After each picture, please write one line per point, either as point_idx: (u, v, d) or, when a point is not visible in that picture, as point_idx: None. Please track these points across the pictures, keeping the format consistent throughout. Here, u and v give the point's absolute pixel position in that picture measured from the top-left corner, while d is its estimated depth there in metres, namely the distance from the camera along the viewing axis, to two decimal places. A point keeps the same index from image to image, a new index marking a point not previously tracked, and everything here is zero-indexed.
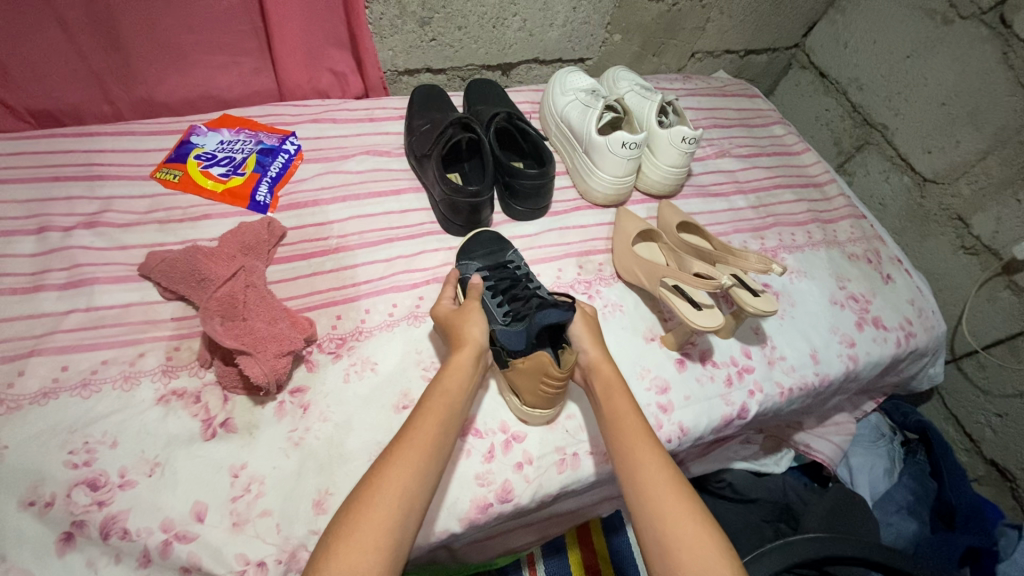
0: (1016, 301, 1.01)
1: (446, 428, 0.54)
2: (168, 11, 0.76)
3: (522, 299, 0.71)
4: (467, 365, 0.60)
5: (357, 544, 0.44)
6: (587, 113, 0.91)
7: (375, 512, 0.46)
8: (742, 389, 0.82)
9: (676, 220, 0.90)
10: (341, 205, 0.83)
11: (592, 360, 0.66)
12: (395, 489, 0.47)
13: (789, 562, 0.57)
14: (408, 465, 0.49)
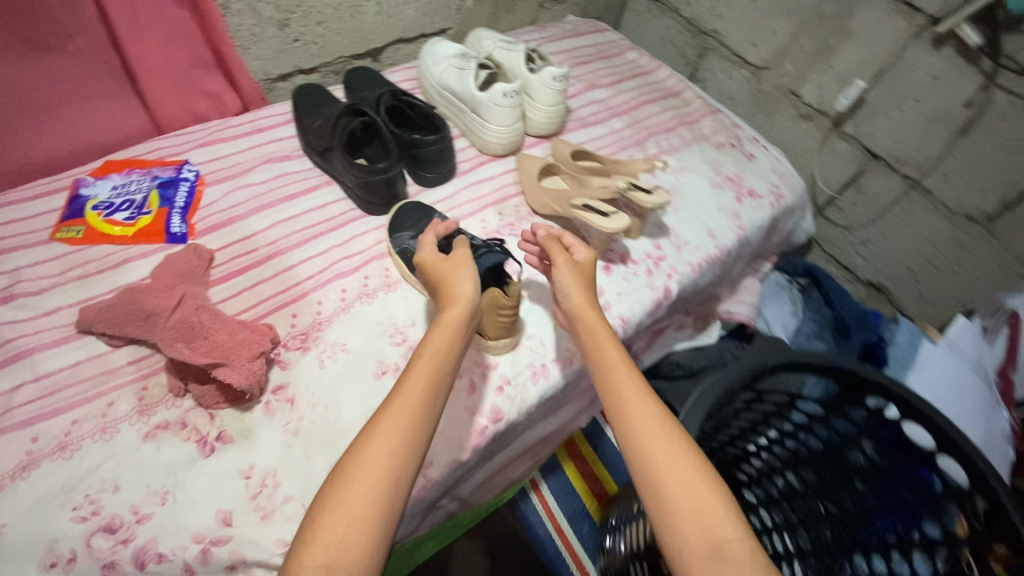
0: (852, 147, 1.22)
1: (432, 393, 0.55)
2: (15, 66, 0.73)
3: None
4: (452, 329, 0.60)
5: (337, 534, 0.45)
6: (464, 75, 0.98)
7: (360, 505, 0.47)
8: (662, 274, 0.95)
9: (569, 151, 1.01)
10: (260, 216, 0.85)
11: (576, 308, 0.66)
12: (380, 463, 0.49)
13: (725, 383, 0.74)
14: (390, 446, 0.50)
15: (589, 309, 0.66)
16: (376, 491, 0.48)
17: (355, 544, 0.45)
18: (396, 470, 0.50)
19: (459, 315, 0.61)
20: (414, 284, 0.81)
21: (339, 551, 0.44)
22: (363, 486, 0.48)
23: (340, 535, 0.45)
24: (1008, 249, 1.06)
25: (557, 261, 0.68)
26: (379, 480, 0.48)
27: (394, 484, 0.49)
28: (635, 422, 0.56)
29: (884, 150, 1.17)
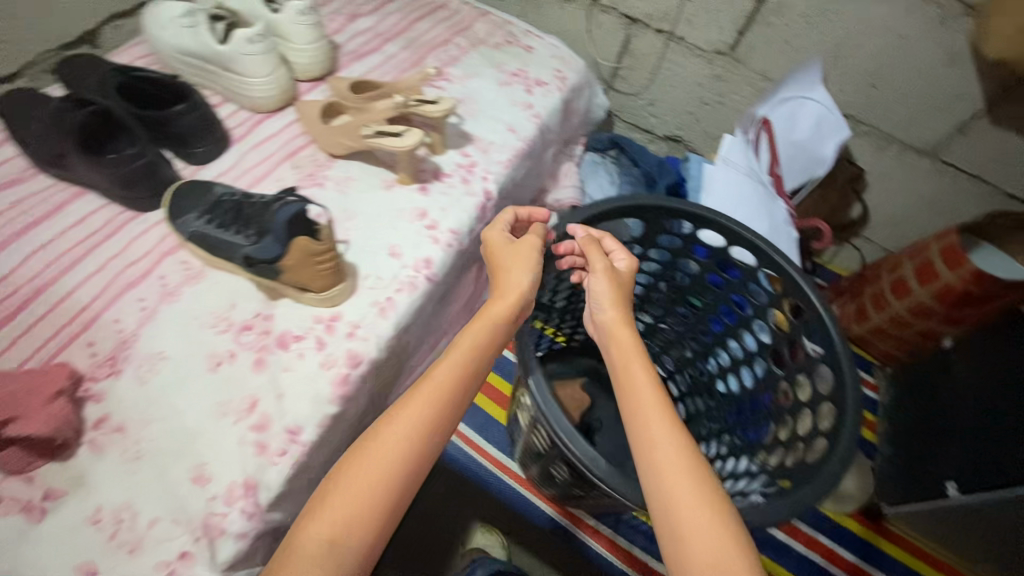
0: (612, 17, 1.31)
1: (455, 390, 0.60)
2: None
3: (250, 213, 0.73)
4: (479, 333, 0.63)
5: (343, 517, 0.52)
6: (198, 32, 0.88)
7: (361, 496, 0.53)
8: (478, 180, 0.97)
9: (345, 85, 0.96)
10: (4, 255, 0.72)
11: (609, 321, 0.69)
12: (392, 447, 0.55)
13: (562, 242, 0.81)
14: (412, 440, 0.56)
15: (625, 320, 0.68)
16: (387, 480, 0.54)
17: (355, 524, 0.52)
18: (410, 466, 0.55)
19: (489, 319, 0.64)
20: (221, 266, 0.75)
21: (343, 530, 0.51)
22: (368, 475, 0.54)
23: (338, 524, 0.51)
24: (754, 68, 1.23)
25: (595, 268, 0.71)
26: (386, 465, 0.54)
27: (409, 469, 0.55)
28: (656, 452, 0.57)
29: (638, 12, 1.27)
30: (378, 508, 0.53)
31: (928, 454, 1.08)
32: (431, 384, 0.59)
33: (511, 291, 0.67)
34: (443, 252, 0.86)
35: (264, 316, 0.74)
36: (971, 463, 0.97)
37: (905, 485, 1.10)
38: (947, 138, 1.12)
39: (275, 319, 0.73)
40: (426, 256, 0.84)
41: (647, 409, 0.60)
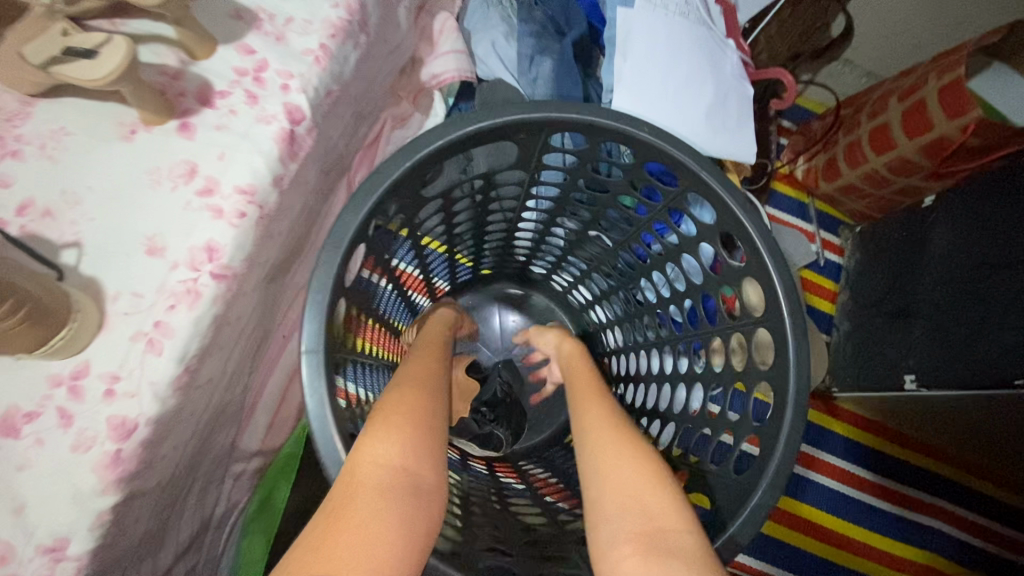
0: None
1: (442, 356, 0.66)
2: None
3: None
4: (442, 344, 0.69)
5: (402, 426, 0.50)
6: None
7: (415, 423, 0.51)
8: (273, 93, 0.64)
9: None
10: None
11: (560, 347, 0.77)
12: (424, 380, 0.58)
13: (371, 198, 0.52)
14: (427, 387, 0.57)
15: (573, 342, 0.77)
16: (428, 418, 0.53)
17: (419, 449, 0.50)
18: (440, 410, 0.55)
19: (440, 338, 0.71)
20: None
21: (409, 435, 0.49)
22: (406, 407, 0.52)
23: (407, 455, 0.48)
24: None
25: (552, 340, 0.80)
26: (425, 405, 0.54)
27: (437, 407, 0.55)
28: (589, 415, 0.59)
29: None
30: (433, 438, 0.52)
31: (890, 338, 0.96)
32: (422, 348, 0.66)
33: (442, 314, 0.78)
34: (231, 230, 0.59)
35: None
36: (939, 356, 0.85)
37: (860, 371, 1.00)
38: None
39: None
40: (209, 241, 0.58)
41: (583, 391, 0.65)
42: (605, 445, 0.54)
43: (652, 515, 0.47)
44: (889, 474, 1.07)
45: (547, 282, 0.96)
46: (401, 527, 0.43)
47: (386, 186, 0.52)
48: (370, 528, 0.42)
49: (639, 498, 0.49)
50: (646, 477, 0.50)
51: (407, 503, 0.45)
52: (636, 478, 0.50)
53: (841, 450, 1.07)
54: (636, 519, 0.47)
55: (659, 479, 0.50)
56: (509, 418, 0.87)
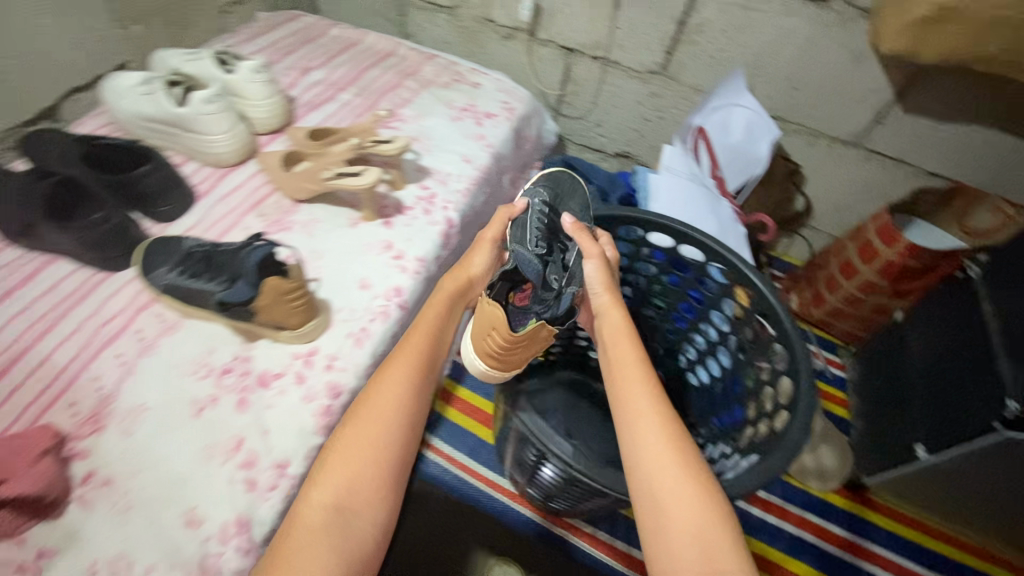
0: (551, 49, 1.40)
1: (425, 354, 0.69)
2: None
3: (226, 255, 0.76)
4: (417, 351, 0.69)
5: (346, 479, 0.60)
6: (157, 99, 0.92)
7: (364, 471, 0.60)
8: (439, 209, 1.01)
9: (303, 133, 1.01)
10: None
11: (600, 304, 0.77)
12: (397, 391, 0.65)
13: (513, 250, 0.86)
14: (393, 413, 0.64)
15: (614, 303, 0.77)
16: (375, 459, 0.61)
17: (356, 492, 0.60)
18: (385, 443, 0.62)
19: (419, 343, 0.69)
20: (196, 313, 0.78)
21: (350, 491, 0.59)
22: (360, 449, 0.61)
23: (349, 500, 0.59)
24: (686, 83, 1.32)
25: (589, 253, 0.78)
26: (372, 448, 0.61)
27: (393, 429, 0.63)
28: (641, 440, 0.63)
29: (573, 42, 1.36)
30: (376, 476, 0.61)
31: (896, 422, 1.14)
32: (407, 342, 0.69)
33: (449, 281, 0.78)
34: (411, 279, 0.90)
35: (243, 357, 0.76)
36: (939, 424, 1.03)
37: (875, 453, 1.16)
38: (868, 128, 1.22)
39: (254, 358, 0.76)
40: (397, 285, 0.88)
41: (636, 403, 0.66)
42: (664, 472, 0.60)
43: (715, 563, 0.54)
44: (939, 568, 1.11)
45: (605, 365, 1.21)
46: (334, 558, 0.55)
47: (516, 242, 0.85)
48: (303, 559, 0.54)
49: (709, 546, 0.55)
50: (708, 520, 0.57)
51: (338, 543, 0.57)
52: (698, 525, 0.57)
53: (883, 539, 1.14)
54: (698, 564, 0.55)
55: (723, 528, 0.56)
56: (568, 187, 0.98)
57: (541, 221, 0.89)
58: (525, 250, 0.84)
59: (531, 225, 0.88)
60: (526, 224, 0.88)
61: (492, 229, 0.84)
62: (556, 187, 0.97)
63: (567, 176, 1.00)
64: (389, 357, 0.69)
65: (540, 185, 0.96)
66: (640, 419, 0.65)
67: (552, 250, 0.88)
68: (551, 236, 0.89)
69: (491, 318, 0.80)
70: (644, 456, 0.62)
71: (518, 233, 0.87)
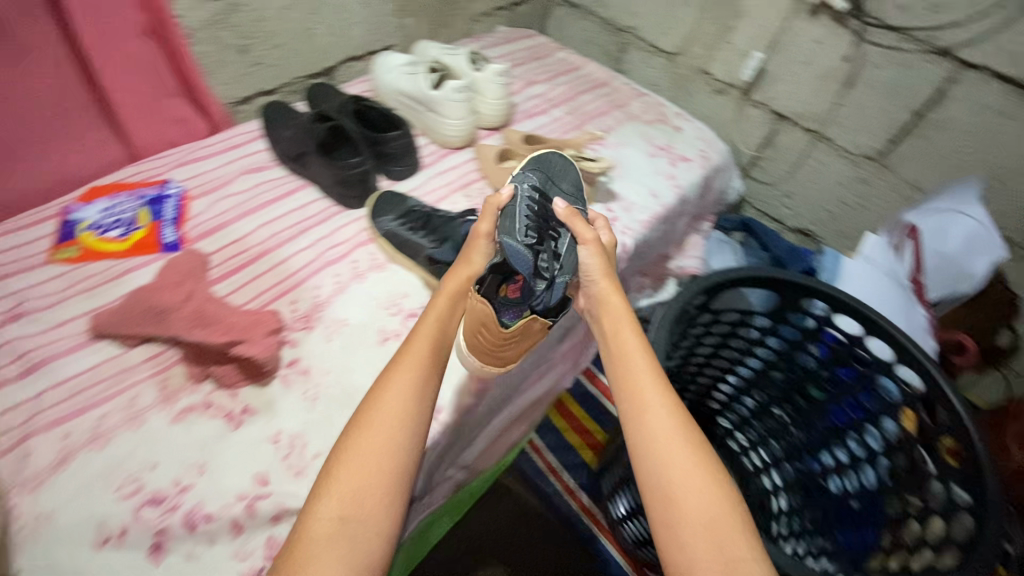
0: (761, 111, 1.39)
1: (439, 356, 0.63)
2: (13, 121, 0.80)
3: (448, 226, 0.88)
4: (429, 354, 0.62)
5: (351, 488, 0.50)
6: (417, 80, 1.08)
7: (376, 477, 0.51)
8: (618, 232, 1.06)
9: (519, 136, 1.12)
10: (247, 220, 0.92)
11: (600, 292, 0.72)
12: (406, 392, 0.57)
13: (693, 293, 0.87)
14: (406, 412, 0.56)
15: (616, 291, 0.71)
16: (383, 460, 0.52)
17: (365, 499, 0.50)
18: (404, 448, 0.54)
19: (432, 340, 0.64)
20: (400, 260, 0.90)
21: (353, 504, 0.49)
22: (373, 448, 0.53)
23: (364, 505, 0.49)
24: (904, 177, 1.23)
25: (584, 238, 0.73)
26: (380, 448, 0.53)
27: (404, 433, 0.54)
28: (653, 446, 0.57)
29: (787, 109, 1.34)
30: (386, 483, 0.51)
31: None
32: (408, 343, 0.63)
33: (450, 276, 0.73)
34: None
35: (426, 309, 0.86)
36: None
37: None
38: None
39: None
40: None
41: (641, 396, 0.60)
42: (682, 468, 0.54)
43: (728, 548, 0.50)
44: None
45: (727, 437, 1.13)
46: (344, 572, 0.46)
47: (697, 289, 0.87)
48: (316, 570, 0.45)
49: (720, 532, 0.51)
50: (721, 511, 0.52)
51: (346, 558, 0.47)
52: (709, 514, 0.52)
53: None
54: (714, 555, 0.49)
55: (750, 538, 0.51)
56: (556, 170, 0.90)
57: (528, 211, 0.80)
58: (515, 241, 0.73)
59: (520, 213, 0.78)
60: (518, 215, 0.77)
61: (487, 221, 0.76)
62: (541, 177, 0.88)
63: (558, 155, 0.93)
64: (400, 355, 0.61)
65: (529, 169, 0.87)
66: (649, 412, 0.59)
67: (546, 240, 0.78)
68: (541, 224, 0.79)
69: (480, 315, 0.72)
70: (657, 448, 0.56)
71: (507, 224, 0.75)
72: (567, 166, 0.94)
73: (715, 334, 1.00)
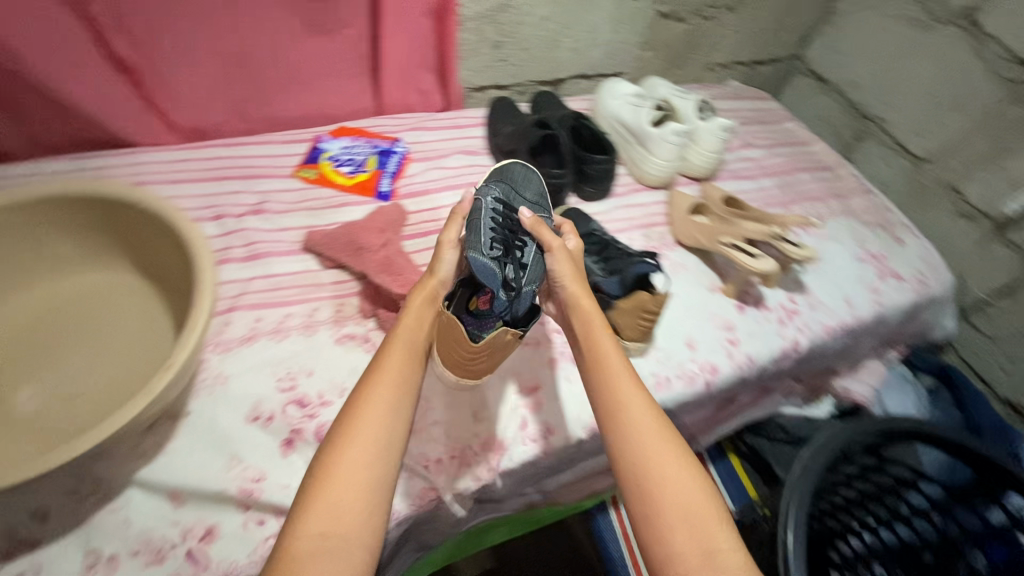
0: (1013, 253, 1.17)
1: (409, 365, 0.58)
2: (310, 58, 0.97)
3: (620, 258, 0.86)
4: (405, 365, 0.58)
5: (330, 506, 0.48)
6: (639, 111, 1.08)
7: (352, 494, 0.49)
8: (793, 326, 0.96)
9: (721, 195, 1.07)
10: (448, 194, 1.00)
11: (569, 295, 0.66)
12: (380, 406, 0.54)
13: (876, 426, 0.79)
14: (383, 427, 0.53)
15: (587, 292, 0.67)
16: (369, 473, 0.50)
17: (349, 513, 0.48)
18: (386, 464, 0.52)
19: (404, 349, 0.59)
20: None
21: (335, 523, 0.48)
22: (356, 464, 0.50)
23: (342, 528, 0.48)
24: None
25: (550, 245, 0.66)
26: (360, 463, 0.51)
27: (378, 447, 0.52)
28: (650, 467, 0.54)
29: None
30: (364, 491, 0.50)
31: None
32: (377, 355, 0.58)
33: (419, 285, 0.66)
34: (733, 368, 0.88)
35: None
36: None
37: None
38: None
39: None
40: (714, 363, 0.87)
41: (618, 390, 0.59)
42: (678, 479, 0.54)
43: (711, 536, 0.51)
44: None
45: None
46: None
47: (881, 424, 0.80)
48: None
49: (701, 523, 0.52)
50: (701, 504, 0.53)
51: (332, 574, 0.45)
52: (690, 504, 0.53)
53: None
54: (693, 544, 0.51)
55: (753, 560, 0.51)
56: (524, 180, 0.81)
57: (496, 222, 0.71)
58: (483, 256, 0.64)
59: (487, 226, 0.68)
60: (484, 228, 0.68)
61: (454, 229, 0.68)
62: (507, 187, 0.78)
63: (523, 161, 0.84)
64: (377, 368, 0.57)
65: (492, 180, 0.78)
66: (628, 411, 0.57)
67: (515, 254, 0.69)
68: (507, 233, 0.71)
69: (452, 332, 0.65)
70: (639, 442, 0.55)
71: (473, 239, 0.66)
72: (533, 174, 0.84)
73: (876, 484, 0.86)
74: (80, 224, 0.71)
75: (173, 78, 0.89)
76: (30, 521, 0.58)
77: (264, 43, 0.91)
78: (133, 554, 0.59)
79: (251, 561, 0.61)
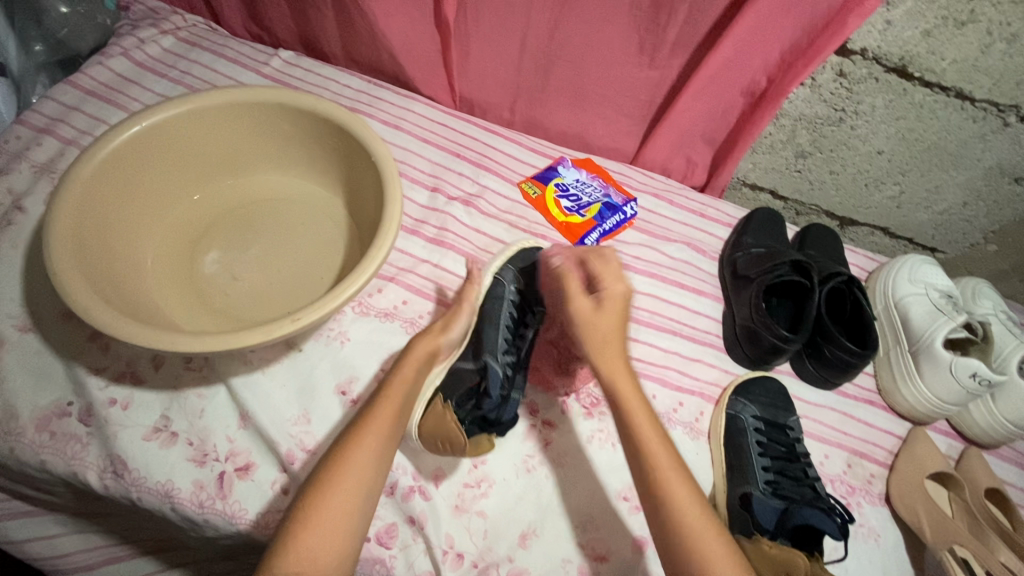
0: None
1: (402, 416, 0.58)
2: (598, 84, 0.91)
3: (795, 486, 0.68)
4: (391, 426, 0.57)
5: (307, 544, 0.50)
6: (936, 319, 0.80)
7: (328, 536, 0.50)
8: None
9: (986, 481, 0.75)
10: (646, 279, 0.87)
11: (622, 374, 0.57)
12: (362, 461, 0.54)
13: None
14: (362, 473, 0.54)
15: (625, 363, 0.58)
16: (349, 515, 0.52)
17: (322, 549, 0.50)
18: (360, 507, 0.53)
19: None
20: (719, 453, 0.72)
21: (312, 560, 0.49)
22: (330, 506, 0.52)
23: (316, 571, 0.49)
24: None
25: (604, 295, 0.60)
26: (338, 503, 0.52)
27: (361, 497, 0.53)
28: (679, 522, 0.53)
29: None
30: (344, 532, 0.51)
31: None
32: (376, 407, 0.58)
33: (422, 343, 0.64)
34: None
35: None
36: None
37: None
38: None
39: None
40: None
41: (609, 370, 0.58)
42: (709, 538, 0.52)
43: None
44: None
45: None
46: None
47: None
48: None
49: None
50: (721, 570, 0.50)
51: None
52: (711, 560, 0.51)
53: None
54: None
55: None
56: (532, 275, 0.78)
57: (510, 320, 0.73)
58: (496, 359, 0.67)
59: (502, 324, 0.72)
60: (500, 325, 0.72)
61: (473, 293, 0.70)
62: (524, 277, 0.77)
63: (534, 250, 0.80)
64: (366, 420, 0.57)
65: (508, 264, 0.77)
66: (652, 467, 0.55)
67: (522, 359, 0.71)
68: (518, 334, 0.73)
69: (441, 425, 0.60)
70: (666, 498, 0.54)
71: (490, 338, 0.70)
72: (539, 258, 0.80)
73: None
74: (331, 144, 0.75)
75: (472, 48, 0.91)
76: (149, 362, 0.66)
77: (565, 53, 0.88)
78: (187, 443, 0.63)
79: (255, 519, 0.61)
